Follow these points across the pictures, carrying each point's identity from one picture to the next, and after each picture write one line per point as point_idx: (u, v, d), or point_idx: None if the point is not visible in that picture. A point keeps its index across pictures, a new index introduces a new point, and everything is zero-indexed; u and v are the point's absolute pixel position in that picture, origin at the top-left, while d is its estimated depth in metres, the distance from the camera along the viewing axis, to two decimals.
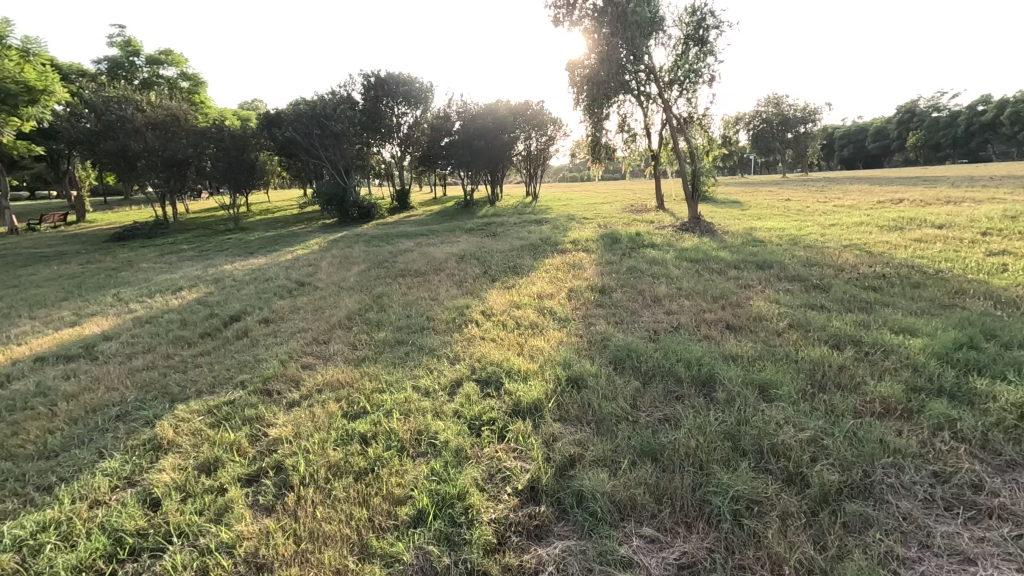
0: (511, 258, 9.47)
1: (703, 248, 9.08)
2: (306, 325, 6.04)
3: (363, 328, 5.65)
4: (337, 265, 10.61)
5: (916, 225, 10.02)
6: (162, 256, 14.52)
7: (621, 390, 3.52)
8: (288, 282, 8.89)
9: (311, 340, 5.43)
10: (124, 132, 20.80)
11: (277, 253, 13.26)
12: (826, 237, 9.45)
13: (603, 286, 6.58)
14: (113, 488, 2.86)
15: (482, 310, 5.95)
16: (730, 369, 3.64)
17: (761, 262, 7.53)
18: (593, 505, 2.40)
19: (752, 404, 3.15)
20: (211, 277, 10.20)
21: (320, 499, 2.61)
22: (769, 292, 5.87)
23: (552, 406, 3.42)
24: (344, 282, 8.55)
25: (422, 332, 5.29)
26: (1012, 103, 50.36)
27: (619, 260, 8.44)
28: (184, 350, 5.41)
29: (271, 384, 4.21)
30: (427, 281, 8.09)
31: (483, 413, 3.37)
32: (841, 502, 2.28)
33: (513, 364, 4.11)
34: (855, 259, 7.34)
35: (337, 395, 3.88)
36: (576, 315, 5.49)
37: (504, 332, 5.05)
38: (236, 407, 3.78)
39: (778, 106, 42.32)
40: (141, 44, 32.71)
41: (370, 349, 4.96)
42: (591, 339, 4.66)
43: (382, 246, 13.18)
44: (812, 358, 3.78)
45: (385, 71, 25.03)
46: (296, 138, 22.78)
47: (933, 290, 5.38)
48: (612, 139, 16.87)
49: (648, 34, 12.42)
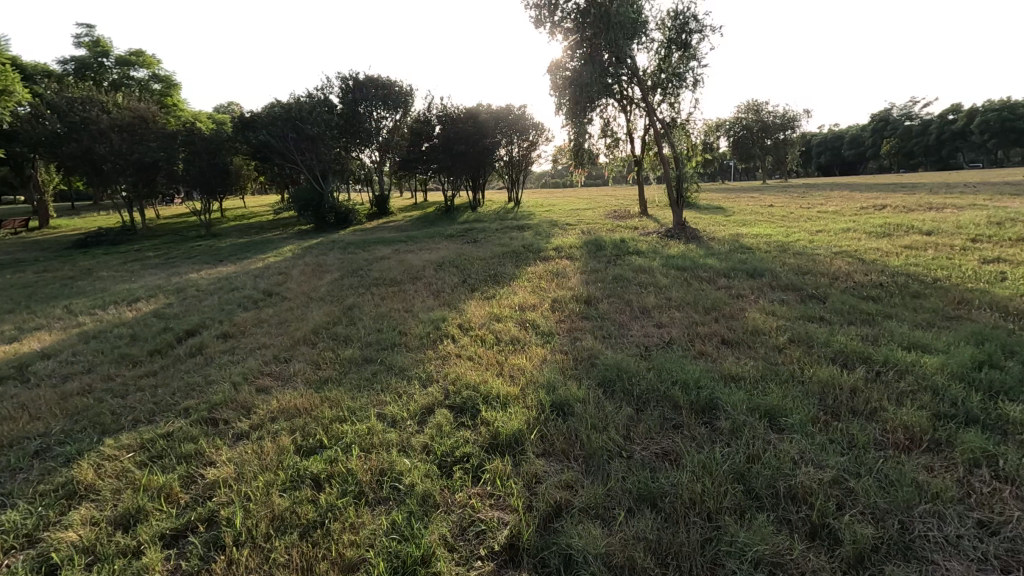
0: (492, 266, 9.09)
1: (690, 255, 8.77)
2: (267, 341, 5.53)
3: (329, 344, 5.18)
4: (309, 273, 10.07)
5: (903, 231, 9.89)
6: (125, 263, 13.81)
7: (612, 418, 3.13)
8: (254, 292, 8.36)
9: (272, 358, 4.95)
10: (88, 134, 20.00)
11: (247, 261, 12.66)
12: (815, 244, 9.25)
13: (588, 297, 6.19)
14: (5, 549, 2.37)
15: (459, 323, 5.53)
16: (731, 393, 3.28)
17: (751, 270, 7.24)
18: (583, 571, 1.99)
19: (761, 435, 2.78)
20: (173, 287, 9.61)
21: (256, 564, 2.16)
22: (764, 302, 5.55)
23: (535, 439, 3.01)
24: (315, 292, 8.06)
25: (393, 349, 4.85)
26: (982, 112, 51.68)
27: (604, 268, 8.11)
28: (127, 371, 4.88)
29: (218, 411, 3.73)
30: (402, 291, 7.64)
31: (456, 449, 2.95)
32: (879, 565, 1.92)
33: (492, 387, 3.71)
34: (847, 266, 7.11)
35: (292, 425, 3.42)
36: (560, 329, 5.10)
37: (482, 349, 4.63)
38: (173, 441, 3.29)
39: (758, 113, 42.73)
40: (110, 44, 31.77)
41: (334, 369, 4.49)
42: (576, 357, 4.27)
43: (358, 253, 12.69)
44: (820, 378, 3.43)
45: (363, 74, 24.60)
46: (271, 142, 22.18)
47: (934, 300, 5.12)
48: (595, 144, 16.62)
49: (632, 36, 12.17)
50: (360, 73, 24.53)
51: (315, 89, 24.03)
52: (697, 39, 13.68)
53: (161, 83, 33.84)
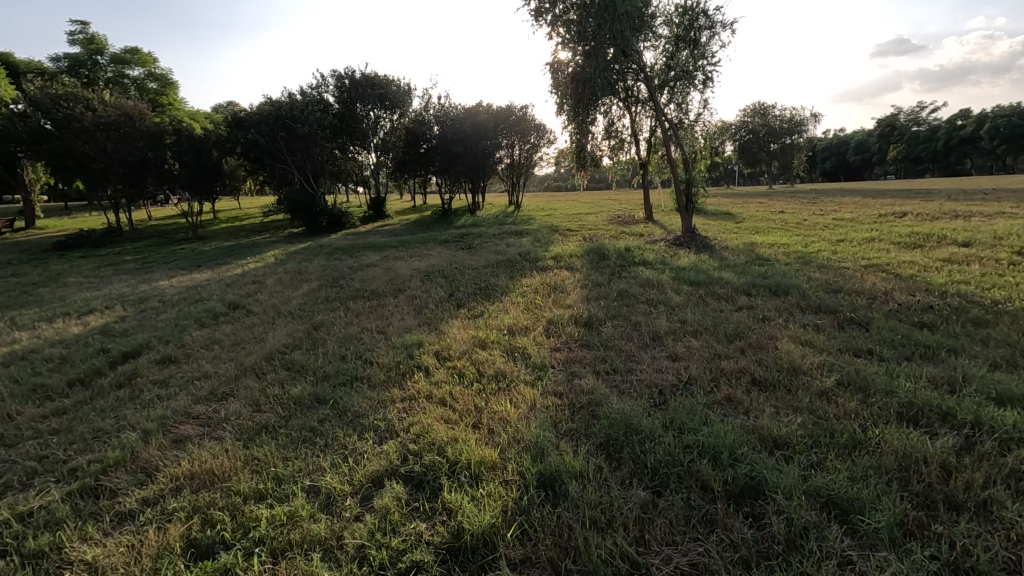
0: (483, 277, 8.28)
1: (703, 267, 7.98)
2: (209, 370, 4.69)
3: (278, 377, 4.34)
4: (285, 282, 9.25)
5: (936, 242, 9.01)
6: (99, 267, 13.03)
7: (618, 507, 2.31)
8: (220, 305, 7.54)
9: (206, 394, 4.11)
10: (71, 132, 19.25)
11: (226, 267, 11.86)
12: (839, 255, 8.40)
13: (589, 318, 5.34)
14: None
15: (436, 351, 4.67)
16: (779, 469, 2.44)
17: (775, 286, 6.37)
18: None
19: (832, 551, 1.94)
20: (136, 296, 8.82)
21: None
22: (796, 328, 4.70)
23: (514, 540, 2.18)
24: (284, 306, 7.25)
25: (352, 386, 4.03)
26: (991, 118, 50.59)
27: (607, 281, 7.30)
28: (32, 408, 4.04)
29: (109, 476, 2.90)
30: (381, 306, 6.84)
31: (404, 554, 2.13)
32: None
33: (465, 447, 2.88)
34: (883, 283, 6.26)
35: (195, 501, 2.60)
36: (554, 362, 4.26)
37: (458, 388, 3.79)
38: (26, 529, 2.45)
39: (765, 116, 41.75)
40: (105, 42, 31.15)
41: (276, 413, 3.65)
42: (575, 404, 3.42)
43: (345, 259, 11.91)
44: (897, 448, 2.59)
45: (360, 72, 23.86)
46: (261, 141, 21.46)
47: (1004, 329, 4.26)
48: (598, 145, 15.87)
49: (638, 29, 11.34)
50: (356, 72, 23.78)
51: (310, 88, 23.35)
52: (707, 36, 12.87)
53: (157, 83, 33.13)
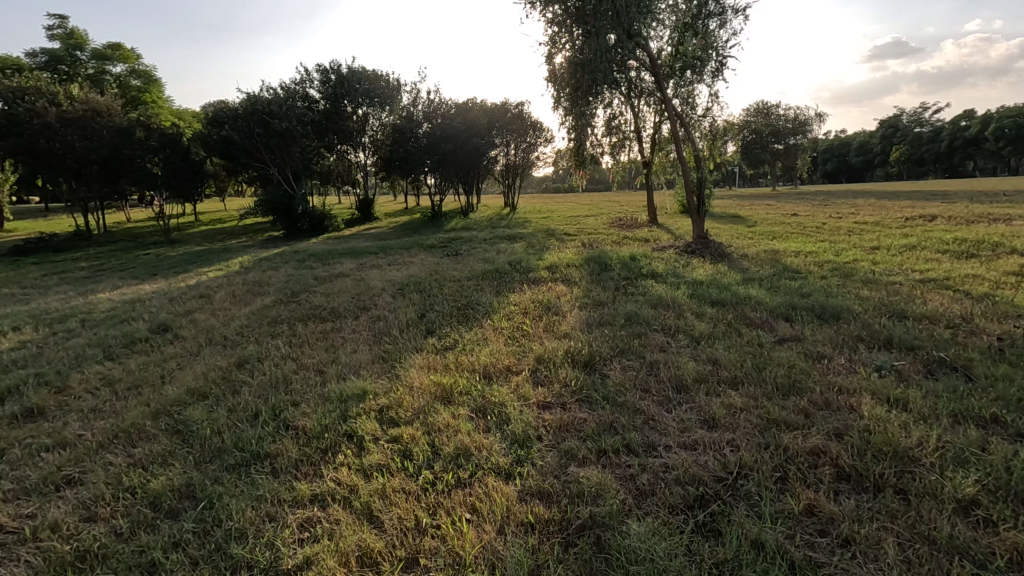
0: (464, 291, 7.05)
1: (723, 280, 6.80)
2: (71, 433, 3.40)
3: (153, 448, 3.07)
4: (236, 297, 7.98)
5: (990, 250, 7.78)
6: (43, 277, 11.70)
7: None
8: (145, 327, 6.24)
9: (37, 480, 2.82)
10: (31, 127, 17.62)
11: (182, 276, 10.57)
12: (882, 266, 7.16)
13: (590, 356, 4.08)
14: None
15: (381, 409, 3.41)
16: None
17: (820, 308, 5.12)
18: None
19: None
20: (58, 313, 7.51)
21: None
22: (870, 376, 3.47)
23: None
24: (222, 329, 5.97)
25: (246, 473, 2.75)
26: (997, 117, 48.93)
27: (611, 299, 6.09)
28: None
29: None
30: (336, 331, 5.58)
31: None
32: None
33: None
34: (957, 305, 5.01)
35: None
36: (542, 431, 2.99)
37: (397, 480, 2.55)
38: None
39: (767, 116, 40.49)
40: (86, 36, 29.93)
41: (115, 524, 2.39)
42: (570, 521, 2.18)
43: (315, 267, 10.67)
44: None
45: (348, 67, 22.71)
46: (234, 138, 19.87)
47: None
48: (598, 143, 14.59)
49: (644, 8, 9.98)
50: (343, 66, 22.67)
51: (293, 83, 22.07)
52: (716, 24, 11.55)
53: (140, 79, 31.80)
